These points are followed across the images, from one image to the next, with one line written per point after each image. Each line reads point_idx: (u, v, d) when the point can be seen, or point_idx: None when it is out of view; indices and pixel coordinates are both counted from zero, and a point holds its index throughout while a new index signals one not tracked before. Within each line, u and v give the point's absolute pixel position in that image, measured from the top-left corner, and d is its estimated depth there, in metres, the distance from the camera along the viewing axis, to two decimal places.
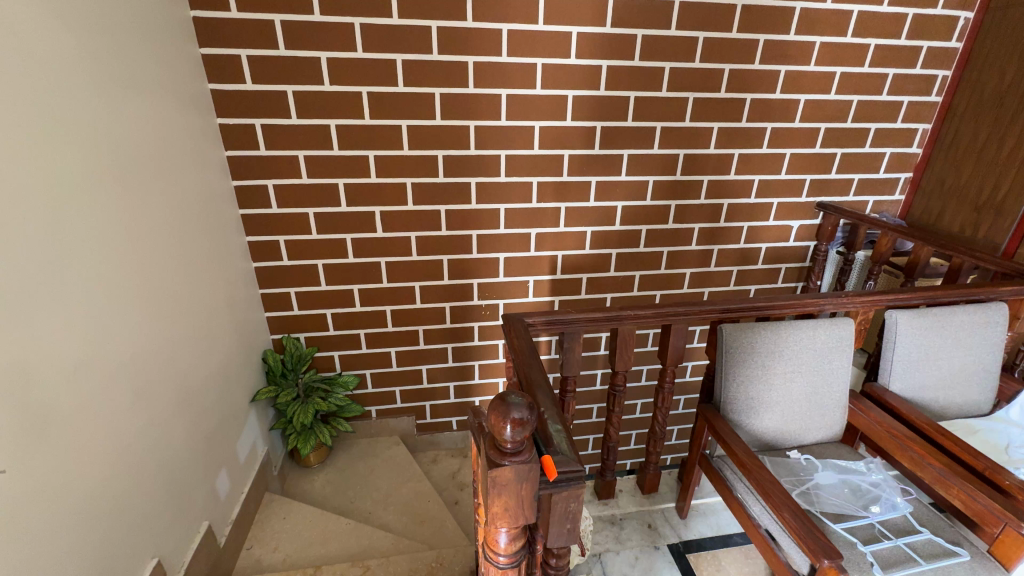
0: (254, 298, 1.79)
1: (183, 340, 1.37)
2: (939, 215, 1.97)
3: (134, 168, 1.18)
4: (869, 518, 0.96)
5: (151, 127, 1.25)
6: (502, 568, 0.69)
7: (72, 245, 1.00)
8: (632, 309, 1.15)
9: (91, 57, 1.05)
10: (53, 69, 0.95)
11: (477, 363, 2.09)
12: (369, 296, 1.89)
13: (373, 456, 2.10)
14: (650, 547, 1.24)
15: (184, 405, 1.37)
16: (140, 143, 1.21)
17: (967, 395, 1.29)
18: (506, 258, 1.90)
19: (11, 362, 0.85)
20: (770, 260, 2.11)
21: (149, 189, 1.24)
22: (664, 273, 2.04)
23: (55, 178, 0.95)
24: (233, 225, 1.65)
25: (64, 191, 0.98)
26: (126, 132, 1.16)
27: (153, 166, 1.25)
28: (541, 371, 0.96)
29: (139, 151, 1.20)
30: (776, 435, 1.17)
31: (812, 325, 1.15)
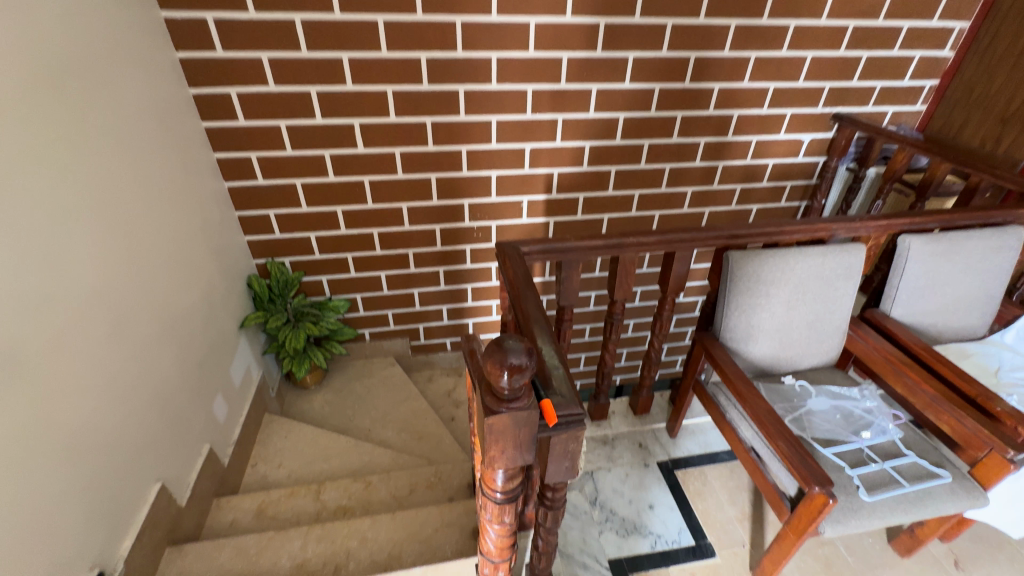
0: (232, 221, 1.68)
1: (160, 268, 1.29)
2: (960, 127, 1.85)
3: (78, 73, 1.02)
4: (859, 443, 0.98)
5: (88, 19, 1.05)
6: (499, 503, 0.69)
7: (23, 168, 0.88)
8: (635, 236, 1.08)
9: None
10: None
11: (470, 286, 2.05)
12: (355, 218, 1.79)
13: (369, 377, 2.13)
14: (641, 466, 1.28)
15: (170, 335, 1.32)
16: (81, 41, 1.03)
17: (966, 320, 1.28)
18: (499, 176, 1.78)
19: None
20: (776, 177, 2.00)
21: (99, 99, 1.08)
22: (664, 191, 1.93)
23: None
24: (198, 140, 1.49)
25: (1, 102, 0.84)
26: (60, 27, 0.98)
27: (100, 71, 1.09)
28: (538, 303, 0.91)
29: (81, 51, 1.03)
30: (772, 361, 1.16)
31: (821, 251, 1.10)
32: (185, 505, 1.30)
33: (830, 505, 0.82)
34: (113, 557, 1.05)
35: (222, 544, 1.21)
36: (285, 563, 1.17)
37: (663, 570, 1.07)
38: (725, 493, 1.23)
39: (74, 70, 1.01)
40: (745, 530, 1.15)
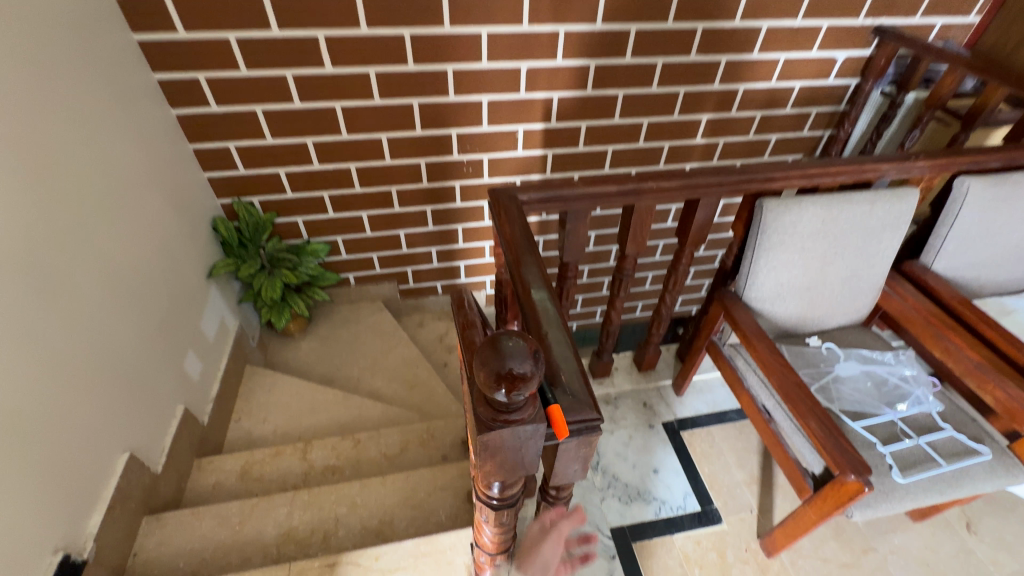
0: (186, 155, 1.47)
1: (103, 216, 1.10)
2: (1016, 46, 1.60)
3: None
4: (892, 415, 0.89)
5: None
6: (494, 506, 0.62)
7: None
8: (654, 180, 0.93)
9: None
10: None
11: (461, 228, 1.88)
12: (328, 151, 1.57)
13: (356, 323, 2.01)
14: (645, 427, 1.22)
15: (124, 291, 1.17)
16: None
17: (1012, 273, 1.16)
18: (491, 102, 1.54)
19: None
20: (802, 103, 1.78)
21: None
22: (677, 120, 1.71)
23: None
24: (130, 56, 1.24)
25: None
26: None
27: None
28: (539, 268, 0.78)
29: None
30: (798, 322, 1.05)
31: (869, 198, 0.94)
32: (161, 471, 1.22)
33: (864, 493, 0.74)
34: (82, 536, 0.98)
35: (203, 512, 1.15)
36: (271, 531, 1.12)
37: (667, 538, 1.05)
38: (733, 455, 1.17)
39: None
40: (753, 495, 1.11)
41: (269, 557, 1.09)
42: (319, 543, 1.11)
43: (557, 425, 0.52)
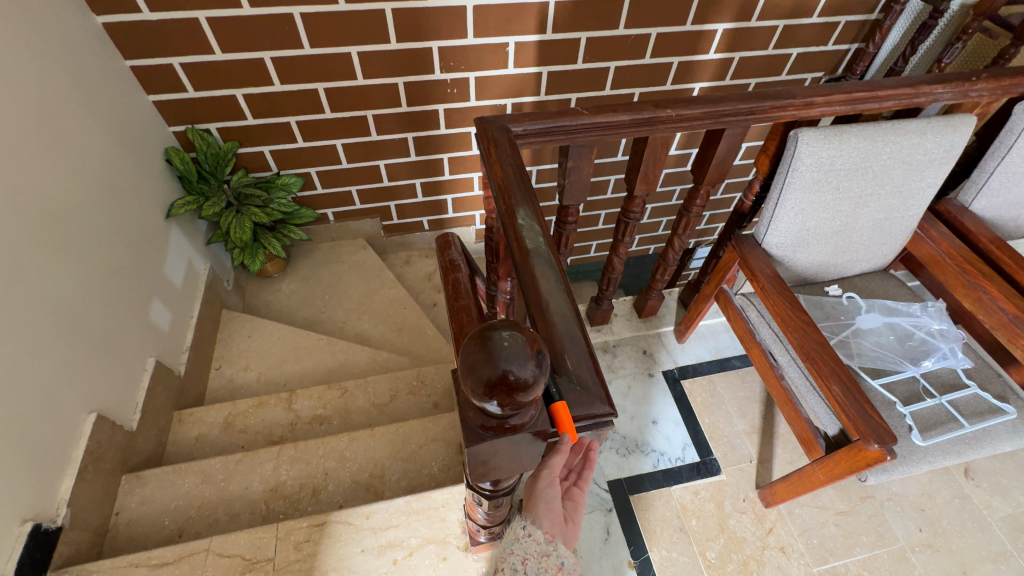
0: (122, 74, 1.25)
1: (24, 150, 0.94)
2: None
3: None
4: (914, 372, 0.83)
5: None
6: (485, 493, 0.58)
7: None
8: (673, 107, 0.78)
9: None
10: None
11: (447, 158, 1.70)
12: (290, 69, 1.36)
13: (339, 262, 1.90)
14: (645, 375, 1.17)
15: (67, 238, 1.03)
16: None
17: None
18: (476, 8, 1.32)
19: None
20: (832, 10, 1.55)
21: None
22: (690, 31, 1.49)
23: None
24: None
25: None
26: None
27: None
28: (536, 217, 0.66)
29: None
30: (818, 269, 0.95)
31: (918, 129, 0.82)
32: (138, 428, 1.17)
33: (885, 460, 0.69)
34: (54, 501, 0.93)
35: (186, 468, 1.11)
36: (259, 487, 1.09)
37: (664, 490, 1.04)
38: (734, 405, 1.14)
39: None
40: (753, 445, 1.09)
41: (258, 514, 1.06)
42: (309, 498, 1.08)
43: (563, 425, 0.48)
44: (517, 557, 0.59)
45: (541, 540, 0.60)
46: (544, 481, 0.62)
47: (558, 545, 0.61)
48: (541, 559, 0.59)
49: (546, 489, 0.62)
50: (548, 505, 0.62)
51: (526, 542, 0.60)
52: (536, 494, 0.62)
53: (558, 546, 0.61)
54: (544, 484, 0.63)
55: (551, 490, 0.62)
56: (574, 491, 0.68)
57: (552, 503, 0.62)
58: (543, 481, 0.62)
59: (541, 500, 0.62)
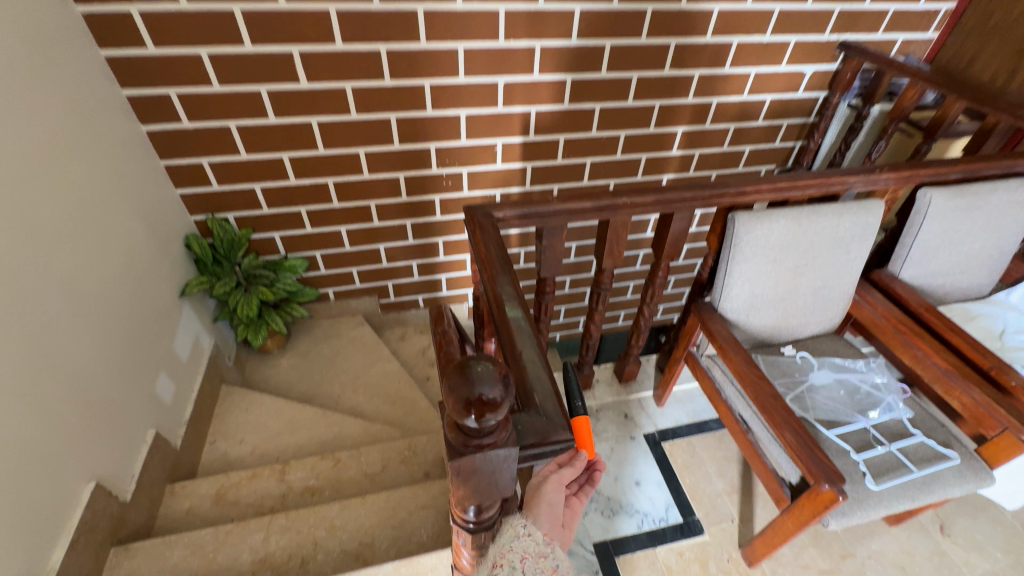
0: (158, 173, 1.44)
1: (64, 237, 1.07)
2: (972, 60, 1.68)
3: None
4: (864, 423, 0.91)
5: None
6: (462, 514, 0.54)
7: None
8: (628, 195, 0.94)
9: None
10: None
11: (442, 240, 1.87)
12: (306, 166, 1.56)
13: (336, 338, 1.98)
14: (626, 438, 1.23)
15: (88, 313, 1.12)
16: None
17: (973, 279, 1.20)
18: (469, 116, 1.55)
19: None
20: (773, 115, 1.82)
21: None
22: (653, 132, 1.74)
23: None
24: (98, 73, 1.22)
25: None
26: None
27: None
28: (515, 286, 0.78)
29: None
30: (773, 332, 1.07)
31: (836, 211, 0.97)
32: (131, 499, 1.19)
33: (838, 501, 0.75)
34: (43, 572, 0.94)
35: (174, 540, 1.11)
36: (245, 558, 1.09)
37: (650, 552, 1.06)
38: (713, 465, 1.19)
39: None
40: (733, 504, 1.13)
41: None
42: (296, 569, 1.08)
43: (580, 433, 0.66)
44: (516, 554, 0.55)
45: (541, 541, 0.55)
46: (552, 486, 0.58)
47: (556, 549, 0.56)
48: (539, 561, 0.54)
49: (550, 493, 0.58)
50: (549, 508, 0.58)
51: (525, 540, 0.55)
52: (538, 497, 0.58)
53: (556, 551, 0.56)
54: (548, 487, 0.59)
55: (557, 495, 0.58)
56: (573, 500, 0.62)
57: (554, 507, 0.58)
58: (548, 485, 0.58)
59: (544, 502, 0.58)
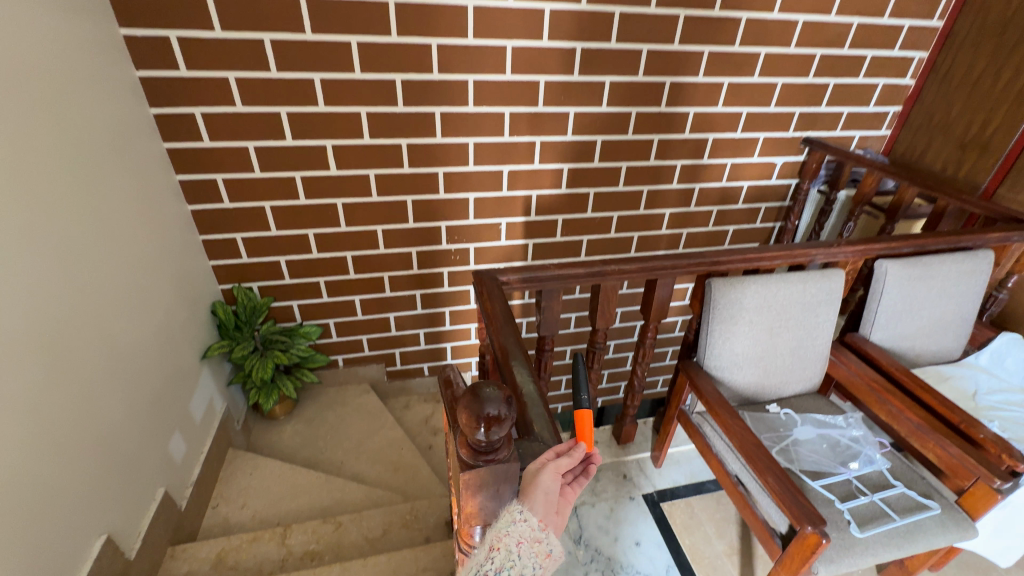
0: (196, 246, 1.60)
1: (109, 301, 1.19)
2: (922, 152, 1.90)
3: (7, 85, 0.92)
4: (847, 475, 0.99)
5: (29, 40, 0.97)
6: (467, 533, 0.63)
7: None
8: (616, 263, 1.07)
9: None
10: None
11: (448, 310, 2.00)
12: (327, 241, 1.72)
13: (343, 405, 2.04)
14: (625, 498, 1.25)
15: (119, 371, 1.21)
16: (8, 45, 0.93)
17: (941, 343, 1.31)
18: (477, 199, 1.75)
19: None
20: (751, 199, 2.02)
21: (31, 115, 0.98)
22: (642, 213, 1.93)
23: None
24: (158, 162, 1.42)
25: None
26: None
27: (29, 81, 0.97)
28: (517, 339, 0.88)
29: (9, 61, 0.93)
30: (757, 389, 1.15)
31: (802, 279, 1.10)
32: (134, 559, 1.19)
33: (823, 544, 0.80)
34: None
35: None
36: None
37: None
38: (712, 525, 1.22)
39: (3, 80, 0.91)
40: (733, 565, 1.15)
41: None
42: None
43: (582, 426, 0.66)
44: (511, 539, 0.55)
45: (536, 526, 0.55)
46: (549, 474, 0.59)
47: (550, 535, 0.56)
48: (532, 545, 0.54)
49: (547, 480, 0.58)
50: (546, 495, 0.57)
51: (520, 526, 0.55)
52: (536, 482, 0.58)
53: (550, 536, 0.56)
54: (545, 476, 0.59)
55: (553, 481, 0.58)
56: (568, 489, 0.62)
57: (551, 495, 0.58)
58: (547, 473, 0.59)
59: (541, 488, 0.58)
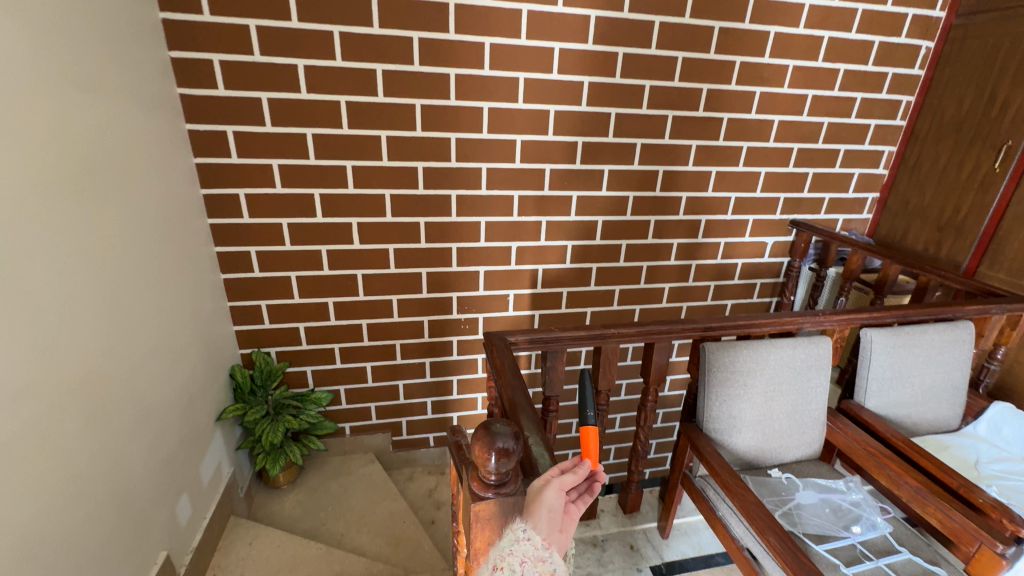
0: (222, 310, 1.70)
1: (143, 358, 1.26)
2: (904, 234, 2.04)
3: (93, 168, 1.08)
4: (851, 539, 1.09)
5: (110, 128, 1.14)
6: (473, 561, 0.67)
7: (14, 252, 0.88)
8: (615, 326, 1.16)
9: (38, 24, 0.93)
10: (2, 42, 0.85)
11: (456, 378, 2.06)
12: (345, 309, 1.83)
13: (345, 474, 2.02)
14: (633, 570, 1.25)
15: (143, 427, 1.26)
16: (96, 135, 1.09)
17: (934, 410, 1.46)
18: (487, 272, 1.88)
19: None
20: (746, 275, 2.14)
21: (106, 193, 1.13)
22: (643, 287, 2.05)
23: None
24: (201, 235, 1.57)
25: (12, 185, 0.87)
26: (83, 124, 1.06)
27: (108, 166, 1.14)
28: (524, 392, 0.95)
29: (96, 149, 1.09)
30: (757, 449, 1.26)
31: (791, 345, 1.25)
32: None
33: None
34: None
35: None
36: None
37: None
38: None
39: (89, 164, 1.07)
40: None
41: None
42: None
43: (587, 443, 0.71)
44: (516, 559, 0.58)
45: (539, 544, 0.59)
46: (554, 492, 0.63)
47: (554, 554, 0.59)
48: (536, 564, 0.58)
49: (551, 497, 0.63)
50: (549, 512, 0.62)
51: (524, 545, 0.59)
52: (540, 499, 0.63)
53: (553, 555, 0.59)
54: (549, 493, 0.63)
55: (558, 499, 0.63)
56: (571, 506, 0.66)
57: (554, 511, 0.62)
58: (551, 490, 0.64)
59: (545, 506, 0.62)
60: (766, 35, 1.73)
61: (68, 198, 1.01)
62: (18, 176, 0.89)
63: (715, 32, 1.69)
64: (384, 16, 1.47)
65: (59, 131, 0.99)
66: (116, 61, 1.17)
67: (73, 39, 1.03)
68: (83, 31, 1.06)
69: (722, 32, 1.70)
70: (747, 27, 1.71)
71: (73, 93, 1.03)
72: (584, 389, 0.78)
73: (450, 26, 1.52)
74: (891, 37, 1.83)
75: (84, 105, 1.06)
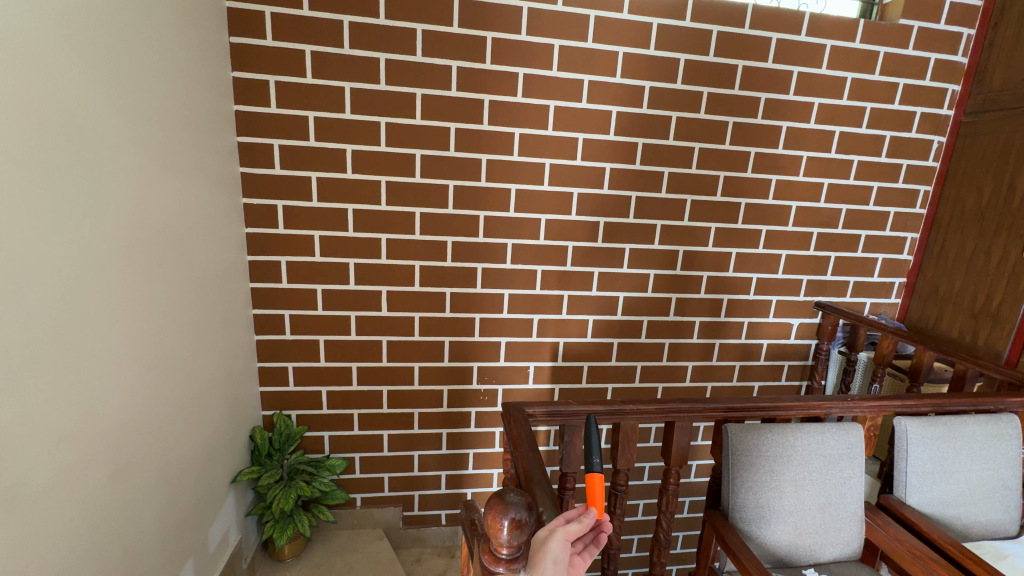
0: (252, 372, 1.76)
1: (172, 412, 1.31)
2: (936, 320, 1.99)
3: (153, 234, 1.20)
4: None
5: (173, 200, 1.28)
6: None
7: (75, 309, 0.97)
8: (634, 403, 1.15)
9: (126, 114, 1.09)
10: (94, 131, 1.00)
11: (472, 452, 2.01)
12: (368, 374, 1.86)
13: (352, 550, 1.92)
14: None
15: (161, 483, 1.26)
16: (160, 205, 1.23)
17: (987, 512, 1.36)
18: (508, 343, 1.91)
19: (16, 428, 0.84)
20: (772, 356, 2.10)
21: (162, 256, 1.24)
22: (665, 364, 2.02)
23: (68, 240, 0.94)
24: (241, 297, 1.67)
25: (84, 250, 0.98)
26: (152, 197, 1.20)
27: (167, 231, 1.26)
28: (540, 465, 0.94)
29: (160, 218, 1.23)
30: (791, 545, 1.22)
31: (821, 431, 1.25)
32: None
33: None
34: None
35: None
36: None
37: None
38: None
39: (151, 230, 1.19)
40: None
41: None
42: None
43: (593, 493, 0.73)
44: None
45: None
46: (559, 542, 0.66)
47: None
48: None
49: (556, 548, 0.65)
50: (555, 563, 0.64)
51: None
52: (545, 550, 0.65)
53: None
54: (555, 544, 0.66)
55: (562, 550, 0.65)
56: (577, 558, 0.69)
57: (560, 562, 0.64)
58: (555, 540, 0.66)
59: (550, 556, 0.64)
60: (778, 130, 1.85)
61: (129, 263, 1.12)
62: (91, 242, 1.00)
63: (730, 125, 1.81)
64: (426, 111, 1.65)
65: (132, 201, 1.12)
66: (190, 145, 1.34)
67: (154, 127, 1.19)
68: (162, 118, 1.22)
69: (736, 126, 1.82)
70: (759, 121, 1.83)
71: (147, 171, 1.17)
72: (590, 438, 0.80)
73: (484, 118, 1.69)
74: (901, 132, 1.92)
75: (156, 180, 1.21)
